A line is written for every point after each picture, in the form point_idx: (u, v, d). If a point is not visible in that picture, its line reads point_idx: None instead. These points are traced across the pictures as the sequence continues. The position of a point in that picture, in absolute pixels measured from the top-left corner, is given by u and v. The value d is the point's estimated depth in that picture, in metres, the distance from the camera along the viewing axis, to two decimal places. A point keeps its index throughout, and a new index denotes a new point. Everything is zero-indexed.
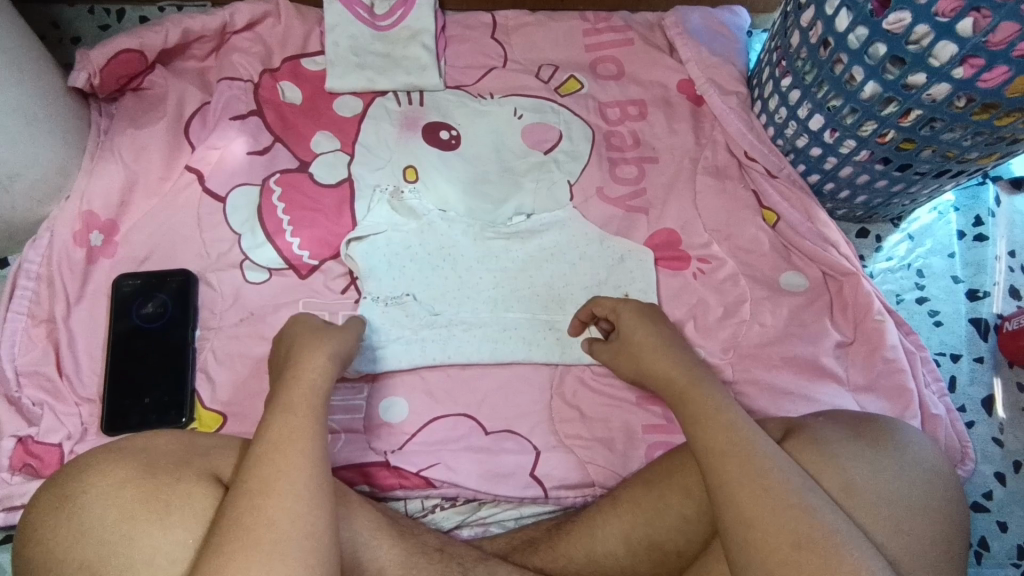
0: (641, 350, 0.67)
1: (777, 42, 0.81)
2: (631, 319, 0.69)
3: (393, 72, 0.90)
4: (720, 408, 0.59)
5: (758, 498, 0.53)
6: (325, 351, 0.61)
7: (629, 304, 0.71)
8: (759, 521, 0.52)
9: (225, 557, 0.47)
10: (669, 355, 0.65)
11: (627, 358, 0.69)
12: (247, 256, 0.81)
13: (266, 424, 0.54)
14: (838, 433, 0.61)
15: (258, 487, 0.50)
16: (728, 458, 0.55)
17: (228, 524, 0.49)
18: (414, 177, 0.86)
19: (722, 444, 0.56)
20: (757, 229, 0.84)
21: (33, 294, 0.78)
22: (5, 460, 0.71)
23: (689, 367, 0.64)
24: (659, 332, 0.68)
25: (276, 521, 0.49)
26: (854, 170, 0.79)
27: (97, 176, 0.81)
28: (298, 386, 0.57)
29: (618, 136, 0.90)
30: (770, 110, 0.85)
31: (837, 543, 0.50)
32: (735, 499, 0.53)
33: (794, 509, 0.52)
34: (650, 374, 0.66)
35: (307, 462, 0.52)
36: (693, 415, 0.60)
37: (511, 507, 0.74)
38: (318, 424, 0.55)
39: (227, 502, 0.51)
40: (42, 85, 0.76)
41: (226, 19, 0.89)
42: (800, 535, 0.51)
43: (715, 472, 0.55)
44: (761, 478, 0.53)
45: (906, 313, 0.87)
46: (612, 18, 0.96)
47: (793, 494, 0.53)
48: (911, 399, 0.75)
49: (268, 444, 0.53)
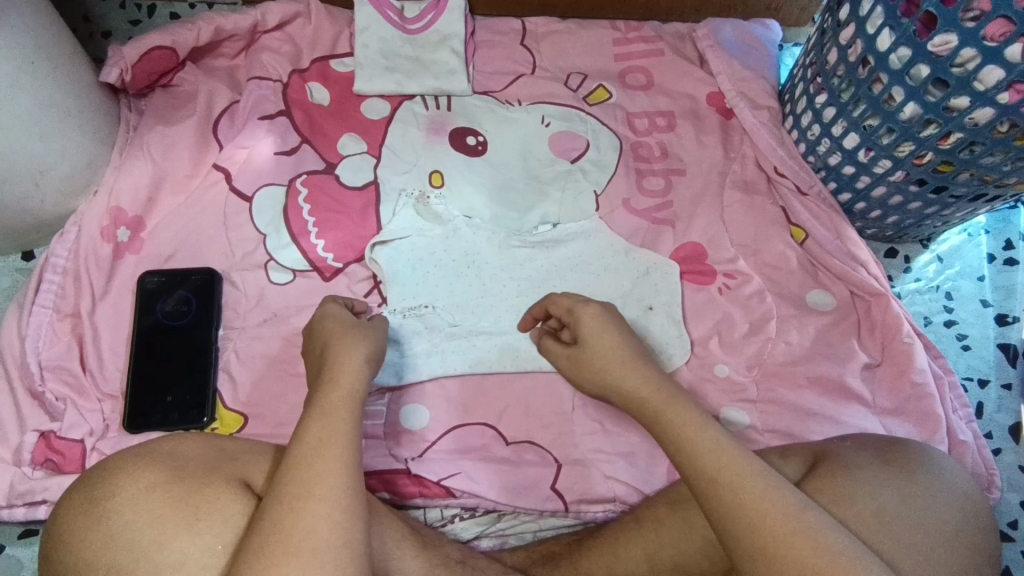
0: (608, 364, 0.65)
1: (812, 58, 0.80)
2: (592, 329, 0.66)
3: (422, 76, 0.89)
4: (698, 428, 0.58)
5: (760, 523, 0.51)
6: (360, 349, 0.62)
7: (591, 306, 0.67)
8: (769, 541, 0.51)
9: (265, 563, 0.48)
10: (638, 370, 0.64)
11: (590, 371, 0.66)
12: (272, 256, 0.81)
13: (308, 421, 0.56)
14: (867, 460, 0.60)
15: (297, 491, 0.51)
16: (719, 485, 0.54)
17: (265, 529, 0.50)
18: (440, 183, 0.86)
19: (714, 465, 0.55)
20: (784, 246, 0.83)
21: (59, 288, 0.78)
22: (27, 454, 0.71)
23: (659, 383, 0.62)
24: (627, 344, 0.65)
25: (314, 527, 0.50)
26: (887, 190, 0.78)
27: (125, 171, 0.81)
28: (335, 389, 0.58)
29: (645, 147, 0.89)
30: (803, 126, 0.84)
31: (848, 561, 0.49)
32: (742, 524, 0.52)
33: (798, 534, 0.51)
34: (619, 391, 0.64)
35: (343, 469, 0.53)
36: (677, 439, 0.58)
37: (530, 520, 0.73)
38: (354, 425, 0.56)
39: (262, 511, 0.51)
40: (74, 79, 0.76)
41: (258, 19, 0.89)
42: (808, 560, 0.49)
43: (715, 496, 0.54)
44: (765, 496, 0.52)
45: (934, 335, 0.86)
46: (642, 28, 0.95)
47: (791, 517, 0.51)
48: (938, 424, 0.74)
49: (310, 444, 0.54)
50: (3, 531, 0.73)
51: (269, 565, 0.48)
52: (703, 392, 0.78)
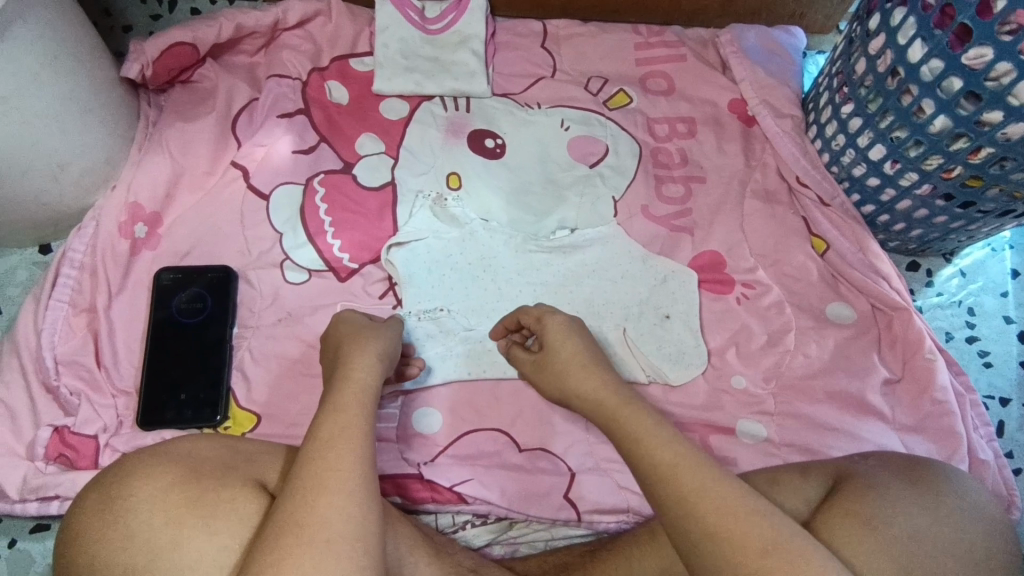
0: (567, 367, 0.64)
1: (839, 67, 0.79)
2: (558, 334, 0.66)
3: (441, 77, 0.89)
4: (653, 423, 0.58)
5: (716, 506, 0.51)
6: (372, 348, 0.64)
7: (557, 317, 0.67)
8: (718, 523, 0.50)
9: (279, 554, 0.48)
10: (596, 374, 0.63)
11: (550, 375, 0.66)
12: (288, 256, 0.80)
13: (322, 417, 0.56)
14: (892, 479, 0.60)
15: (311, 484, 0.51)
16: (677, 471, 0.53)
17: (279, 521, 0.49)
18: (457, 185, 0.85)
19: (669, 459, 0.54)
20: (805, 256, 0.82)
21: (75, 283, 0.78)
22: (40, 449, 0.71)
23: (616, 387, 0.62)
24: (587, 349, 0.65)
25: (328, 519, 0.49)
26: (912, 204, 0.77)
27: (144, 167, 0.81)
28: (348, 385, 0.59)
29: (665, 153, 0.88)
30: (827, 136, 0.83)
31: (797, 545, 0.49)
32: (697, 512, 0.51)
33: (753, 514, 0.51)
34: (577, 396, 0.63)
35: (356, 463, 0.53)
36: (629, 439, 0.57)
37: (542, 528, 0.73)
38: (368, 421, 0.57)
39: (276, 506, 0.51)
40: (96, 74, 0.76)
41: (279, 16, 0.88)
42: (762, 539, 0.49)
43: (668, 488, 0.53)
44: (715, 485, 0.52)
45: (955, 351, 0.85)
46: (664, 33, 0.94)
47: (744, 500, 0.51)
48: (959, 442, 0.73)
49: (323, 438, 0.54)
50: (15, 525, 0.73)
51: (283, 556, 0.47)
52: (719, 404, 0.77)
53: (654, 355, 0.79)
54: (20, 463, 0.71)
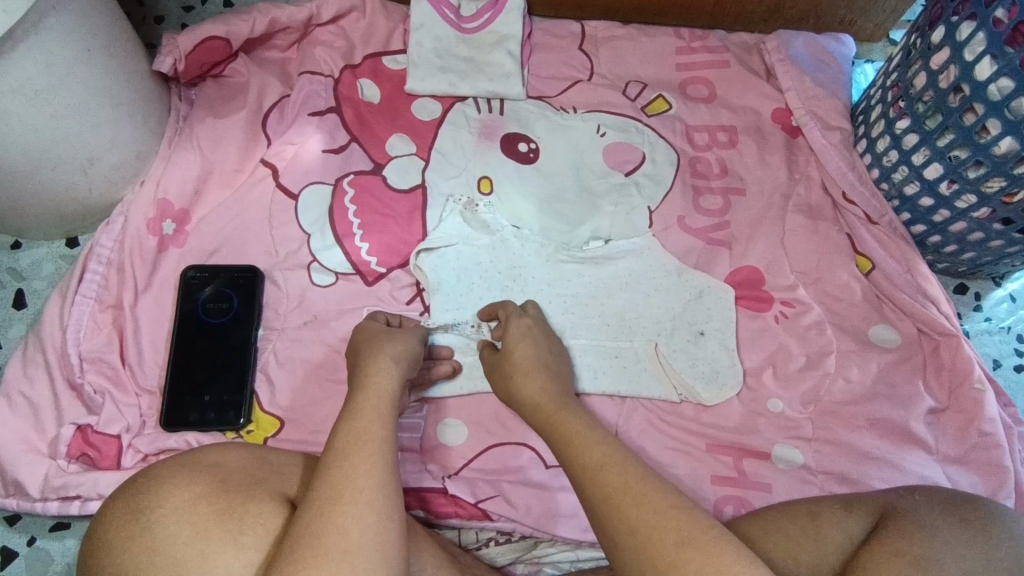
0: (514, 368, 0.65)
1: (893, 79, 0.77)
2: (517, 335, 0.68)
3: (475, 78, 0.86)
4: (587, 426, 0.58)
5: (638, 500, 0.50)
6: (389, 352, 0.62)
7: (524, 319, 0.70)
8: (637, 516, 0.49)
9: (296, 566, 0.46)
10: (537, 378, 0.64)
11: (500, 375, 0.67)
12: (315, 257, 0.79)
13: (339, 425, 0.55)
14: (940, 517, 0.57)
15: (328, 494, 0.49)
16: (606, 470, 0.53)
17: (297, 533, 0.48)
18: (488, 190, 0.83)
19: (597, 458, 0.54)
20: (849, 276, 0.79)
21: (102, 279, 0.77)
22: (63, 447, 0.70)
23: (555, 393, 0.62)
24: (539, 353, 0.66)
25: (346, 530, 0.47)
26: (967, 226, 0.74)
27: (174, 163, 0.80)
28: (366, 392, 0.58)
29: (704, 163, 0.85)
30: (877, 151, 0.80)
31: (717, 537, 0.47)
32: (620, 508, 0.50)
33: (674, 509, 0.49)
34: (518, 399, 0.64)
35: (375, 471, 0.51)
36: (564, 440, 0.58)
37: (568, 549, 0.70)
38: (388, 430, 0.55)
39: (294, 518, 0.49)
40: (129, 67, 0.75)
41: (313, 12, 0.87)
42: (683, 531, 0.48)
43: (594, 485, 0.53)
44: (637, 481, 0.52)
45: (1003, 380, 0.82)
46: (707, 37, 0.91)
47: (670, 494, 0.51)
48: (1007, 478, 0.69)
49: (339, 447, 0.53)
50: (36, 523, 0.72)
51: (301, 568, 0.46)
52: (754, 427, 0.74)
53: (687, 373, 0.76)
54: (42, 461, 0.70)
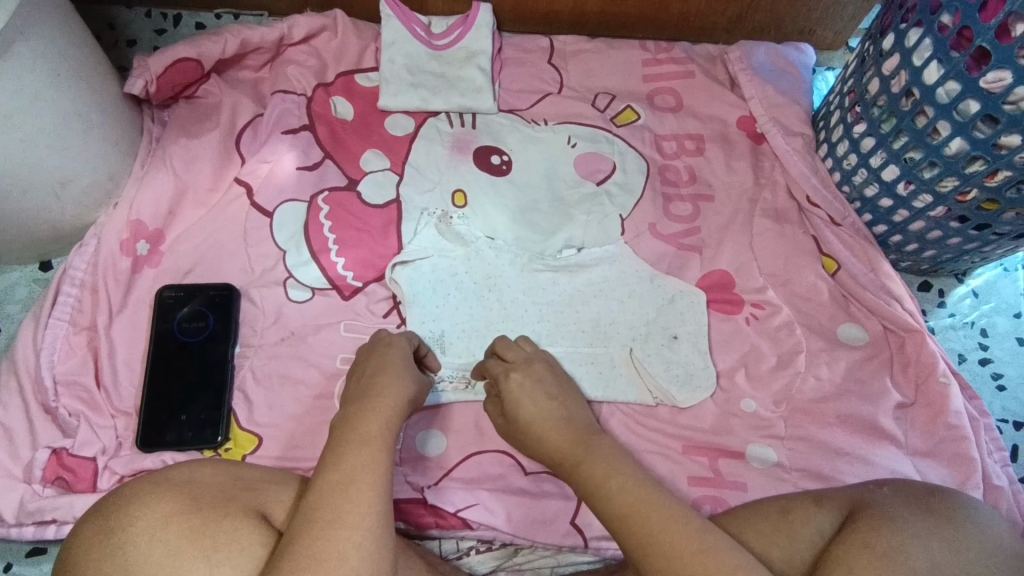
0: (528, 433, 0.66)
1: (850, 86, 0.80)
2: (517, 393, 0.67)
3: (448, 93, 0.88)
4: (608, 471, 0.58)
5: (667, 550, 0.51)
6: (406, 390, 0.62)
7: (517, 376, 0.68)
8: (671, 563, 0.50)
9: None
10: (558, 435, 0.64)
11: (517, 436, 0.68)
12: (291, 274, 0.79)
13: (343, 449, 0.54)
14: (907, 509, 0.58)
15: (328, 517, 0.49)
16: (631, 518, 0.54)
17: (292, 557, 0.48)
18: (463, 202, 0.84)
19: (623, 505, 0.55)
20: (816, 276, 0.81)
21: (76, 301, 0.77)
22: (37, 471, 0.70)
23: (576, 440, 0.63)
24: (543, 412, 0.66)
25: (347, 557, 0.48)
26: (925, 225, 0.77)
27: (147, 184, 0.81)
28: (371, 417, 0.57)
29: (673, 171, 0.87)
30: (838, 154, 0.83)
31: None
32: (650, 555, 0.51)
33: (702, 553, 0.50)
34: (539, 451, 0.65)
35: (375, 499, 0.51)
36: (588, 487, 0.58)
37: (548, 555, 0.71)
38: (388, 455, 0.55)
39: (286, 540, 0.49)
40: (99, 89, 0.75)
41: (285, 32, 0.88)
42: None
43: (625, 535, 0.54)
44: (662, 527, 0.52)
45: (968, 373, 0.85)
46: (673, 49, 0.93)
47: (695, 536, 0.51)
48: (974, 469, 0.71)
49: (344, 472, 0.52)
50: (11, 549, 0.72)
51: None
52: (729, 427, 0.75)
53: (661, 378, 0.77)
54: (16, 486, 0.69)
